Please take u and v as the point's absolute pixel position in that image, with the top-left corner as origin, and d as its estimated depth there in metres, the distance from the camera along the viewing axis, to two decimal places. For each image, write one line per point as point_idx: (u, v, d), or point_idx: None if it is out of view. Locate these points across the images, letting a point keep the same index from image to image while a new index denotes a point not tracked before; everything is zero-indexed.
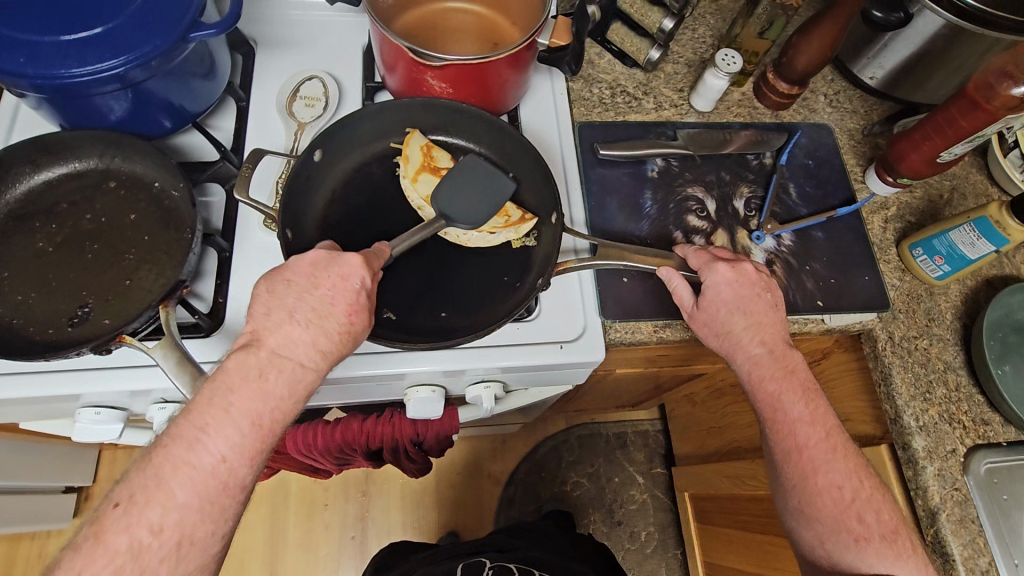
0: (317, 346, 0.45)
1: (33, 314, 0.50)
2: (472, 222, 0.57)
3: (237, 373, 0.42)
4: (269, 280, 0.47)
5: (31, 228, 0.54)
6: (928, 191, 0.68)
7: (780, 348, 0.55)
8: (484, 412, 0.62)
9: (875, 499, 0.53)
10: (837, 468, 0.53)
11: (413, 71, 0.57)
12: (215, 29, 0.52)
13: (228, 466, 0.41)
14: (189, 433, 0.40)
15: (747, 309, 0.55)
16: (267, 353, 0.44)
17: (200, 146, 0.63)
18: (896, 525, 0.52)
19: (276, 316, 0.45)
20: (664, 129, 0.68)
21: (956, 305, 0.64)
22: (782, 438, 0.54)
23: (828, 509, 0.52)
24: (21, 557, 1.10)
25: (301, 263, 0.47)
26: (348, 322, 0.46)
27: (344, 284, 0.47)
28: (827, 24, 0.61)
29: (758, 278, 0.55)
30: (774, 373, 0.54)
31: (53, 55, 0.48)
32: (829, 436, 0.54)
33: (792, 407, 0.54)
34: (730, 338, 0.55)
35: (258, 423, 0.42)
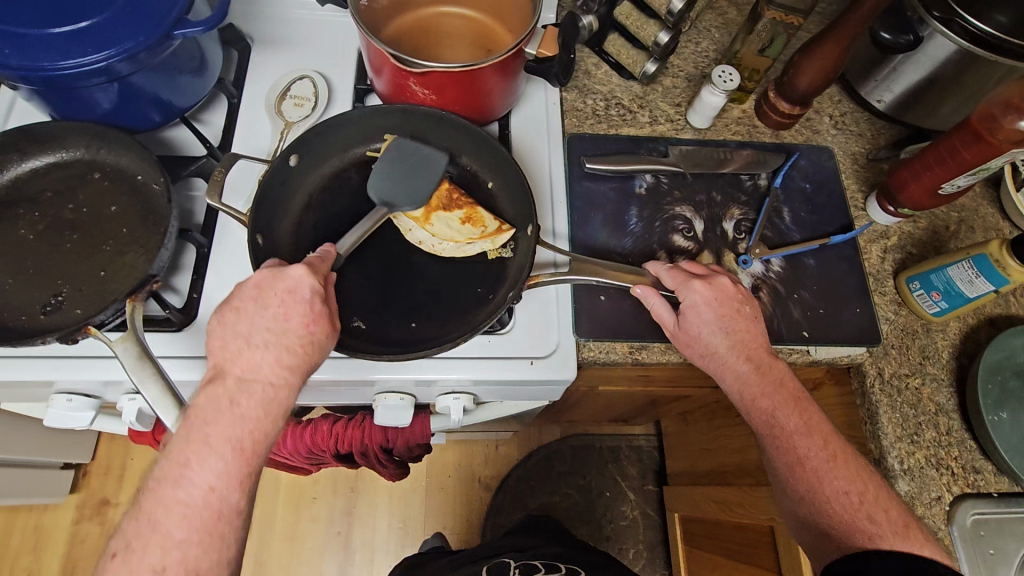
0: (283, 363, 0.45)
1: (7, 300, 0.51)
2: (415, 204, 0.57)
3: (207, 407, 0.43)
4: (219, 312, 0.46)
5: (14, 215, 0.55)
6: (933, 222, 0.65)
7: (765, 361, 0.53)
8: (453, 423, 0.62)
9: (882, 498, 0.50)
10: (841, 474, 0.50)
11: (397, 77, 0.56)
12: (202, 26, 0.52)
13: (215, 496, 0.41)
14: (174, 471, 0.41)
15: (728, 328, 0.52)
16: (234, 381, 0.44)
17: (189, 141, 0.63)
18: (906, 519, 0.49)
19: (234, 345, 0.45)
20: (657, 144, 0.66)
21: (953, 344, 0.60)
22: (783, 452, 0.52)
23: (840, 517, 0.49)
24: (19, 527, 1.13)
25: (246, 289, 0.46)
26: (308, 333, 0.46)
27: (293, 296, 0.46)
28: (830, 44, 0.58)
29: (735, 293, 0.53)
30: (764, 390, 0.52)
31: (39, 48, 0.49)
32: (827, 443, 0.51)
33: (786, 420, 0.52)
34: (715, 358, 0.53)
35: (240, 448, 0.43)
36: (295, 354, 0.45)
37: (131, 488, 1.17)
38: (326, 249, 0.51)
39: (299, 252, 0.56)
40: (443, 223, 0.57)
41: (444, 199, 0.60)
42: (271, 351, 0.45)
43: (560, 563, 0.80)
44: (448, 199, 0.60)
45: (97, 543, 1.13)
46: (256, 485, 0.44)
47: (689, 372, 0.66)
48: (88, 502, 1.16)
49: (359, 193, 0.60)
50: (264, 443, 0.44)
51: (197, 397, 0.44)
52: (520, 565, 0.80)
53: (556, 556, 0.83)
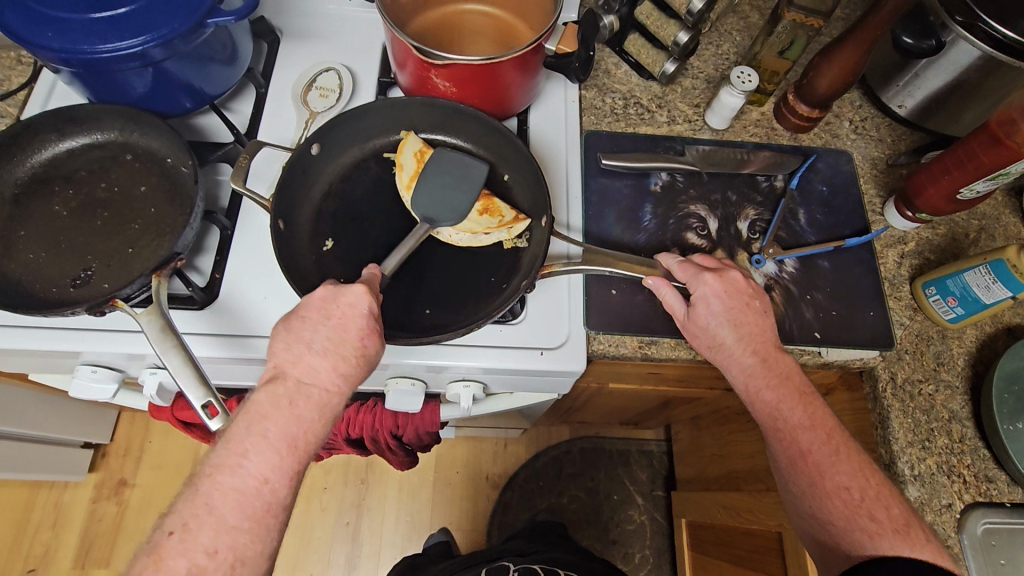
0: (338, 370, 0.46)
1: (40, 273, 0.53)
2: (456, 218, 0.57)
3: (268, 404, 0.44)
4: (285, 320, 0.47)
5: (50, 192, 0.57)
6: (952, 229, 0.64)
7: (772, 355, 0.53)
8: (462, 411, 0.63)
9: (883, 495, 0.49)
10: (843, 469, 0.50)
11: (419, 70, 0.58)
12: (233, 15, 0.54)
13: (267, 488, 0.42)
14: (232, 460, 0.42)
15: (736, 320, 0.52)
16: (293, 382, 0.45)
17: (217, 129, 0.65)
18: (908, 518, 0.48)
19: (295, 350, 0.46)
20: (674, 143, 0.67)
21: (969, 352, 0.59)
22: (785, 446, 0.52)
23: (840, 512, 0.49)
24: (39, 503, 1.16)
25: (312, 299, 0.47)
26: (362, 346, 0.47)
27: (353, 311, 0.47)
28: (850, 47, 0.59)
29: (746, 287, 0.54)
30: (769, 383, 0.52)
31: (79, 33, 0.51)
32: (830, 438, 0.51)
33: (790, 413, 0.52)
34: (721, 351, 0.53)
35: (294, 446, 0.44)
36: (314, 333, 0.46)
37: (147, 471, 1.19)
38: (371, 272, 0.51)
39: (318, 238, 0.58)
40: None
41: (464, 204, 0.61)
42: (327, 359, 0.46)
43: (557, 569, 0.80)
44: None
45: (113, 523, 1.16)
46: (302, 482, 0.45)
47: (699, 371, 0.66)
48: (105, 482, 1.18)
49: (379, 181, 0.62)
50: (315, 442, 0.45)
51: (256, 393, 0.45)
52: (518, 569, 0.80)
53: (554, 562, 0.83)
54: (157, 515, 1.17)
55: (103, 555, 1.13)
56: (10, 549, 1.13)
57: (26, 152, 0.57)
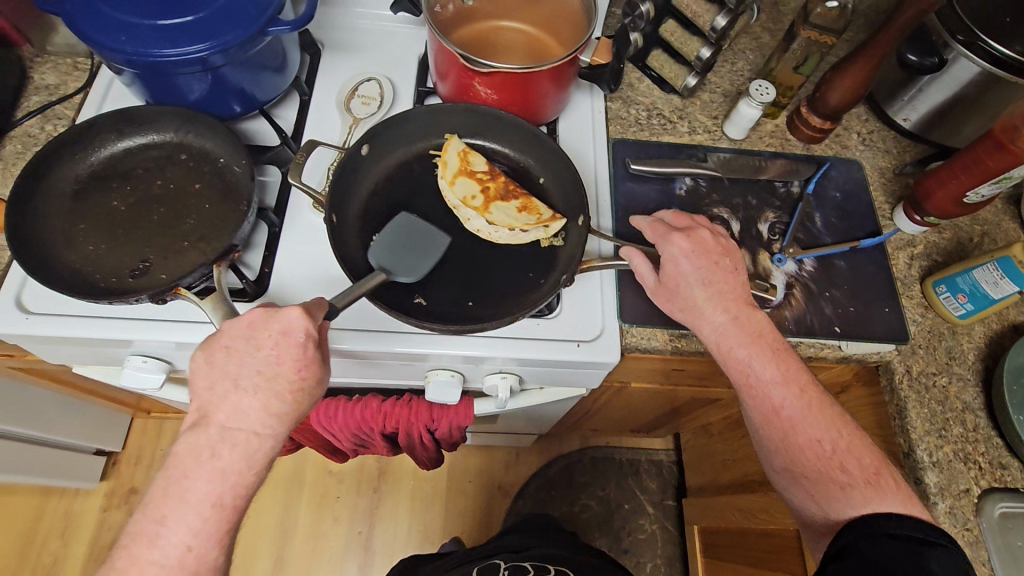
0: (270, 410, 0.48)
1: (101, 264, 0.56)
2: (413, 276, 0.57)
3: (189, 458, 0.46)
4: (207, 349, 0.48)
5: (108, 188, 0.60)
6: (958, 233, 0.68)
7: (743, 311, 0.56)
8: (498, 404, 0.65)
9: (855, 446, 0.52)
10: (815, 423, 0.53)
11: (462, 78, 0.62)
12: (291, 25, 0.58)
13: (238, 487, 0.47)
14: (150, 527, 0.44)
15: (706, 279, 0.56)
16: (218, 429, 0.47)
17: (263, 132, 0.68)
18: (878, 467, 0.51)
19: (222, 387, 0.47)
20: (696, 151, 0.71)
21: (978, 347, 0.63)
22: (759, 403, 0.55)
23: (813, 464, 0.53)
24: (47, 512, 1.15)
25: (239, 327, 0.48)
26: (299, 377, 0.48)
27: (287, 340, 0.48)
28: (860, 63, 0.64)
29: (714, 246, 0.57)
30: (741, 340, 0.54)
31: (149, 37, 0.55)
32: (803, 393, 0.54)
33: (763, 369, 0.54)
34: (695, 311, 0.56)
35: (221, 502, 0.46)
36: (262, 374, 0.48)
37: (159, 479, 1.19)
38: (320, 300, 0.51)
39: (365, 231, 0.61)
40: (501, 212, 0.63)
41: (501, 190, 0.64)
42: (259, 395, 0.47)
43: (548, 565, 0.82)
44: (505, 189, 0.65)
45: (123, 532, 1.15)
46: (233, 539, 0.47)
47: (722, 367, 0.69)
48: (116, 491, 1.18)
49: (421, 182, 0.65)
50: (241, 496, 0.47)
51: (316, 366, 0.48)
52: (509, 567, 0.82)
53: (548, 558, 0.85)
54: None
55: None
56: (18, 559, 1.12)
57: (88, 151, 0.60)
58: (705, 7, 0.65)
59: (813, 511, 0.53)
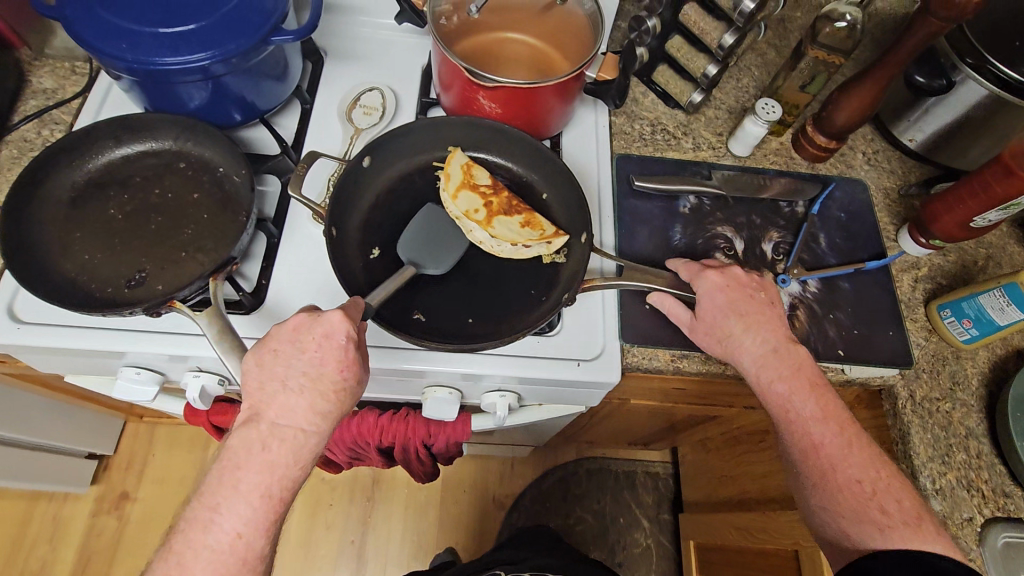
0: (315, 408, 0.47)
1: (96, 273, 0.55)
2: (441, 267, 0.58)
3: (240, 451, 0.46)
4: (256, 352, 0.48)
5: (105, 195, 0.59)
6: (962, 256, 0.68)
7: (783, 347, 0.56)
8: (496, 421, 0.64)
9: (895, 488, 0.52)
10: (854, 462, 0.52)
11: (466, 91, 0.62)
12: (294, 35, 0.57)
13: (286, 479, 0.46)
14: (204, 515, 0.45)
15: (741, 312, 0.56)
16: (267, 425, 0.46)
17: (263, 141, 0.67)
18: (918, 511, 0.50)
19: (270, 388, 0.47)
20: (700, 168, 0.71)
21: (982, 372, 0.62)
22: (798, 438, 0.54)
23: (850, 502, 0.52)
24: (37, 516, 1.14)
25: (284, 331, 0.48)
26: (342, 378, 0.48)
27: (330, 342, 0.47)
28: (867, 84, 0.63)
29: (748, 281, 0.58)
30: (781, 374, 0.54)
31: (149, 44, 0.54)
32: (842, 431, 0.54)
33: (805, 405, 0.54)
34: (731, 342, 0.56)
35: (269, 494, 0.46)
36: (307, 375, 0.47)
37: (151, 485, 1.18)
38: (357, 300, 0.50)
39: (365, 243, 0.60)
40: (505, 226, 0.61)
41: (504, 205, 0.63)
42: (304, 396, 0.47)
43: None
44: (509, 203, 0.63)
45: (113, 537, 1.14)
46: (280, 529, 0.47)
47: (723, 387, 0.68)
48: (107, 495, 1.17)
49: (423, 195, 0.64)
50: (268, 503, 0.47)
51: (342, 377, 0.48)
52: None
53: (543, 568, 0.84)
54: (159, 529, 1.15)
55: (102, 570, 1.11)
56: (6, 563, 1.10)
57: (85, 157, 0.59)
58: (714, 23, 0.64)
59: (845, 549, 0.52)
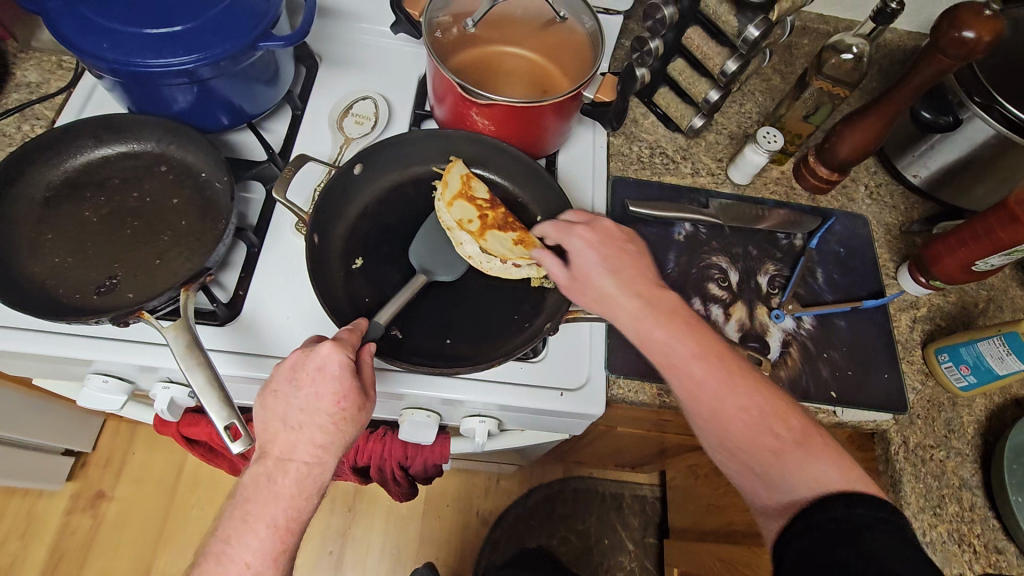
0: (317, 442, 0.45)
1: (66, 278, 0.53)
2: (452, 274, 0.58)
3: (251, 485, 0.45)
4: (259, 395, 0.47)
5: (81, 197, 0.57)
6: (963, 298, 0.66)
7: (653, 294, 0.52)
8: (476, 446, 0.62)
9: (784, 408, 0.47)
10: (740, 390, 0.48)
11: (459, 106, 0.60)
12: (284, 41, 0.56)
13: (293, 509, 0.44)
14: (217, 547, 0.43)
15: (613, 268, 0.53)
16: (273, 461, 0.45)
17: (251, 146, 0.66)
18: (807, 430, 0.47)
19: (272, 428, 0.45)
20: (698, 195, 0.69)
21: (979, 421, 0.60)
22: (680, 382, 0.49)
23: (747, 438, 0.47)
24: (10, 510, 1.12)
25: (280, 368, 0.46)
26: (340, 409, 0.46)
27: (323, 375, 0.45)
28: (870, 118, 0.62)
29: (618, 235, 0.55)
30: (659, 320, 0.50)
31: (132, 45, 0.52)
32: (723, 363, 0.49)
33: (681, 345, 0.49)
34: (606, 301, 0.52)
35: (277, 525, 0.44)
36: (305, 411, 0.45)
37: (127, 484, 1.16)
38: (360, 322, 0.50)
39: (348, 257, 0.58)
40: (496, 241, 0.59)
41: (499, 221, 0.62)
42: (306, 432, 0.45)
43: None
44: (503, 220, 0.62)
45: (87, 536, 1.12)
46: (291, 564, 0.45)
47: None
48: (82, 493, 1.14)
49: (412, 208, 0.62)
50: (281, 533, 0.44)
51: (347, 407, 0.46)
52: None
53: None
54: (133, 530, 1.13)
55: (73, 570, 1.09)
56: None
57: (63, 156, 0.58)
58: (717, 48, 0.62)
59: (767, 500, 0.45)
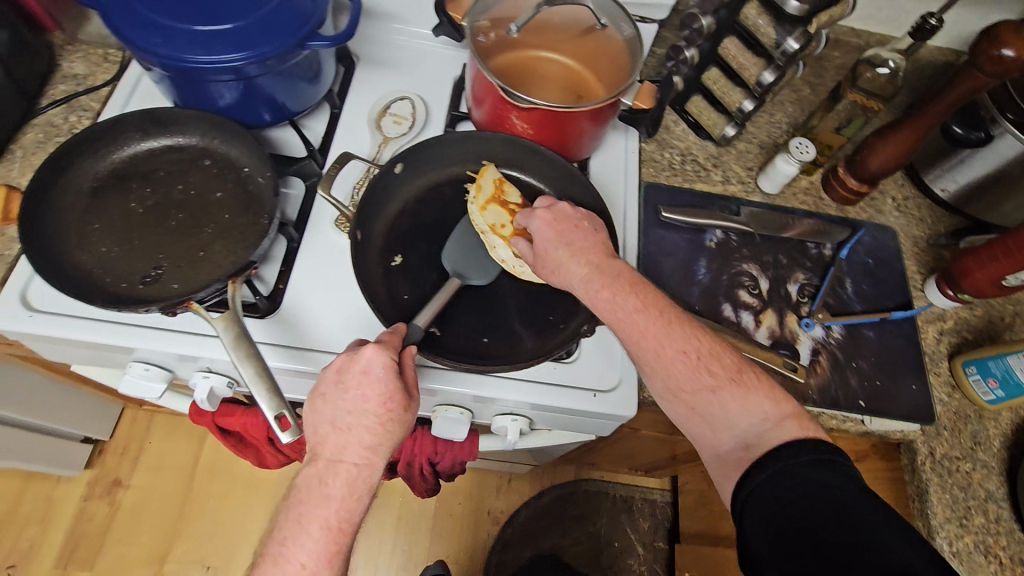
0: (365, 443, 0.46)
1: (113, 267, 0.54)
2: (485, 276, 0.58)
3: (302, 487, 0.44)
4: (308, 400, 0.48)
5: (127, 188, 0.58)
6: (989, 311, 0.67)
7: (605, 259, 0.51)
8: (506, 444, 0.63)
9: (715, 348, 0.48)
10: (676, 336, 0.48)
11: (499, 108, 0.61)
12: (330, 41, 0.57)
13: (345, 510, 0.44)
14: (274, 551, 0.42)
15: (567, 240, 0.53)
16: (323, 463, 0.45)
17: (291, 143, 0.67)
18: (738, 364, 0.48)
19: (321, 430, 0.46)
20: (728, 203, 0.69)
21: (1005, 434, 0.61)
22: (628, 337, 0.48)
23: (687, 382, 0.47)
24: (28, 495, 1.13)
25: (327, 372, 0.47)
26: (387, 410, 0.46)
27: (369, 376, 0.46)
28: (902, 132, 0.63)
29: (573, 214, 0.55)
30: (607, 279, 0.49)
31: (183, 41, 0.53)
32: (662, 313, 0.48)
33: (626, 299, 0.49)
34: (560, 271, 0.52)
35: (330, 527, 0.43)
36: (353, 412, 0.46)
37: (144, 472, 1.17)
38: (399, 327, 0.51)
39: (387, 254, 0.59)
40: None
41: None
42: (354, 434, 0.45)
43: None
44: None
45: (104, 523, 1.13)
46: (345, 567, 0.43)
47: None
48: (99, 481, 1.15)
49: (449, 208, 0.63)
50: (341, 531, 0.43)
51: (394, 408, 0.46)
52: None
53: None
54: (149, 519, 1.14)
55: (90, 556, 1.10)
56: None
57: (110, 148, 0.59)
58: (753, 59, 0.63)
59: (715, 443, 0.47)
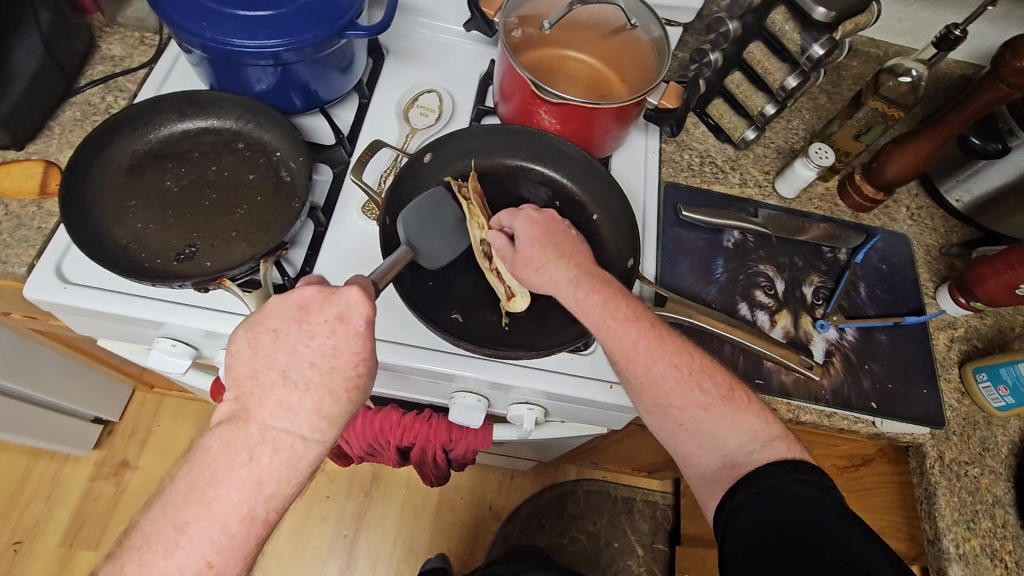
0: (319, 411, 0.41)
1: (147, 243, 0.55)
2: (433, 264, 0.58)
3: (221, 453, 0.39)
4: (255, 331, 0.43)
5: (162, 167, 0.59)
6: (999, 321, 0.68)
7: (591, 268, 0.53)
8: (521, 433, 0.64)
9: (705, 366, 0.51)
10: (667, 351, 0.50)
11: (528, 103, 0.62)
12: (367, 32, 0.58)
13: (272, 500, 0.40)
14: (168, 534, 0.38)
15: (554, 245, 0.54)
16: (257, 428, 0.40)
17: (320, 130, 0.68)
18: (729, 383, 0.51)
19: (266, 379, 0.41)
20: (746, 205, 0.71)
21: (1013, 440, 0.61)
22: (617, 346, 0.49)
23: (677, 395, 0.49)
24: (36, 473, 1.14)
25: (288, 308, 0.43)
26: (355, 374, 0.42)
27: (345, 327, 0.42)
28: (922, 141, 0.64)
29: (560, 221, 0.57)
30: (597, 286, 0.51)
31: (226, 24, 0.55)
32: (653, 327, 0.51)
33: (616, 308, 0.50)
34: (545, 276, 0.53)
35: (250, 516, 0.39)
36: (314, 366, 0.41)
37: (151, 455, 1.18)
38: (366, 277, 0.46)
39: None
40: None
41: None
42: (309, 393, 0.41)
43: None
44: None
45: (110, 503, 1.14)
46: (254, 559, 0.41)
47: None
48: (107, 461, 1.16)
49: None
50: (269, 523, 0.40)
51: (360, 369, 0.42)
52: None
53: None
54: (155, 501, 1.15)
55: (94, 536, 1.11)
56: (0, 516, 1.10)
57: (147, 127, 0.60)
58: (779, 64, 0.64)
59: (700, 462, 0.49)
